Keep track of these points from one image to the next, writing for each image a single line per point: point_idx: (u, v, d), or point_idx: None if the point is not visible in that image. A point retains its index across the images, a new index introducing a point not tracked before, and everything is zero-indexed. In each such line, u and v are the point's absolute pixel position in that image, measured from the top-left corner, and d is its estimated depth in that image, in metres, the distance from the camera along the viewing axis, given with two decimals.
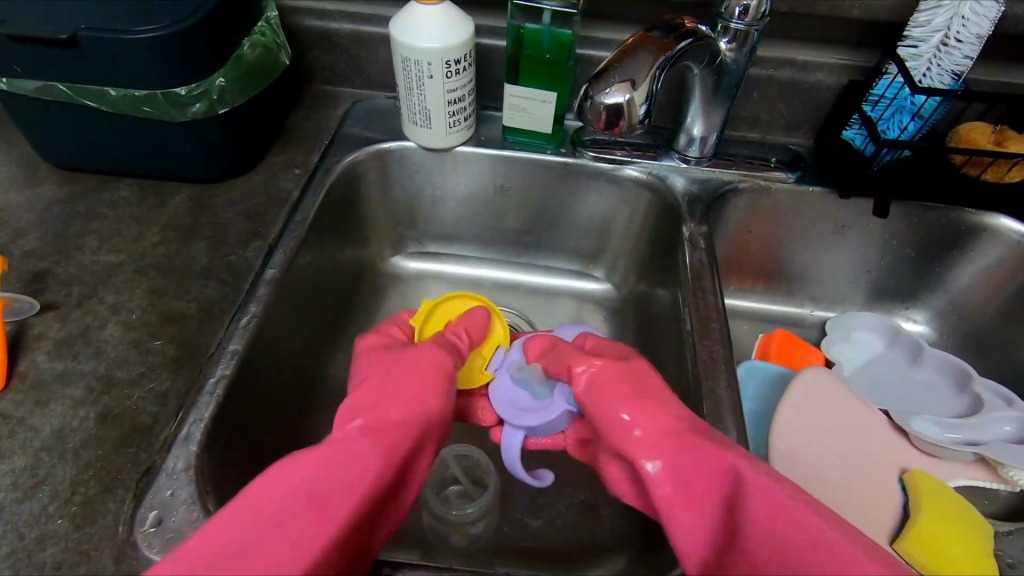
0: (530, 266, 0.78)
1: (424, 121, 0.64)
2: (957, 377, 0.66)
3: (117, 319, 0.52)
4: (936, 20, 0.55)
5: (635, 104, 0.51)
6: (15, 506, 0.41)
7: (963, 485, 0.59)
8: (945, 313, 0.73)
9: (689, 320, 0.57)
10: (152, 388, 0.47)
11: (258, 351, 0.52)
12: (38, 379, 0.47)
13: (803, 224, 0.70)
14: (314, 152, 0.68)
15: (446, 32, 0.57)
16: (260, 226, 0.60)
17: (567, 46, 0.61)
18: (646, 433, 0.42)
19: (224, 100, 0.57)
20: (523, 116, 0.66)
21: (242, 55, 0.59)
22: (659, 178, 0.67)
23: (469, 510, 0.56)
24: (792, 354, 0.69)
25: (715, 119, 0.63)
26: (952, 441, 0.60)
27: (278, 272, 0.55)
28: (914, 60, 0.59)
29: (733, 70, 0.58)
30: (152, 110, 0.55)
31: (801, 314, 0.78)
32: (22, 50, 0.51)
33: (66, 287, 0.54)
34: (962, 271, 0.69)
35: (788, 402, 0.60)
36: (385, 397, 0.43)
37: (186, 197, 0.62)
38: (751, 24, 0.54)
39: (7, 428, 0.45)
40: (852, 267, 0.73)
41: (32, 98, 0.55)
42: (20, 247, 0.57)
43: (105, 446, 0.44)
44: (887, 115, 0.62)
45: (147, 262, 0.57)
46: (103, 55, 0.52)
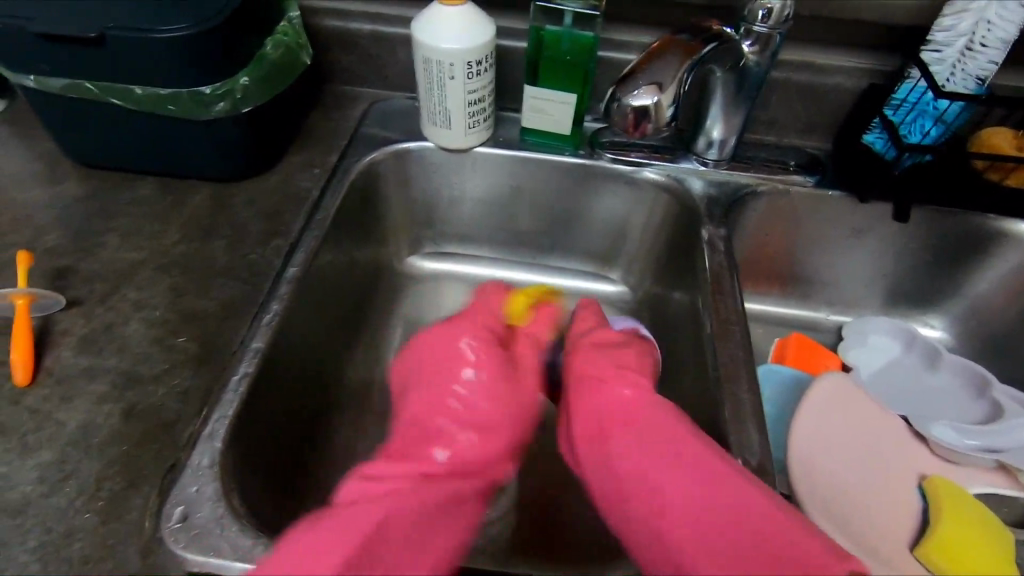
0: (546, 267, 0.78)
1: (444, 121, 0.64)
2: (974, 383, 0.66)
3: (140, 316, 0.52)
4: (960, 24, 0.55)
5: (661, 107, 0.51)
6: (42, 501, 0.41)
7: (981, 492, 0.59)
8: (963, 319, 0.72)
9: (709, 322, 0.57)
10: (175, 385, 0.48)
11: (280, 350, 0.52)
12: (63, 375, 0.48)
13: (822, 228, 0.70)
14: (334, 152, 0.69)
15: (467, 33, 0.57)
16: (280, 225, 0.60)
17: (588, 48, 0.61)
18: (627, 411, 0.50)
19: (247, 100, 0.57)
20: (541, 118, 0.66)
21: (265, 55, 0.59)
22: (677, 181, 0.67)
23: (490, 511, 0.57)
24: (809, 358, 0.69)
25: (735, 122, 0.63)
26: (971, 447, 0.60)
27: (299, 271, 0.56)
28: (937, 65, 0.58)
29: (755, 73, 0.58)
30: (176, 108, 0.55)
31: (817, 318, 0.77)
32: (50, 49, 0.52)
33: (90, 284, 0.54)
34: (982, 277, 0.69)
35: (806, 404, 0.60)
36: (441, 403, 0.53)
37: (207, 195, 0.63)
38: (773, 28, 0.54)
39: (34, 423, 0.45)
40: (869, 271, 0.73)
41: (58, 96, 0.56)
42: (44, 244, 0.57)
43: (130, 442, 0.44)
44: (909, 120, 0.62)
45: (169, 259, 0.57)
46: (129, 55, 0.52)
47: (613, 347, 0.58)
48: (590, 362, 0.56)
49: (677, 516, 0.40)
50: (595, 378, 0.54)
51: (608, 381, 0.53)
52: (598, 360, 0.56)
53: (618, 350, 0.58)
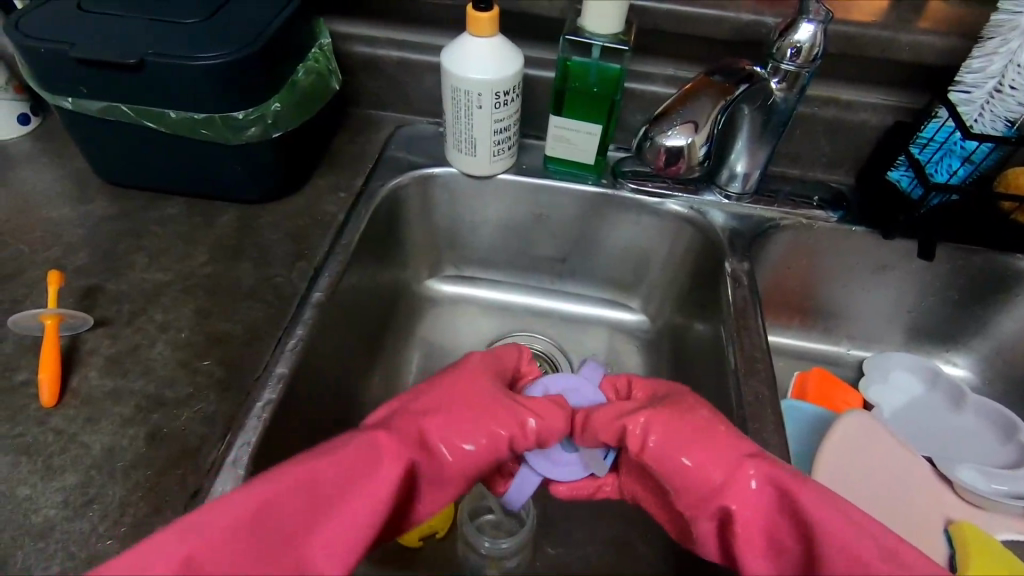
0: (565, 293, 0.78)
1: (469, 149, 0.65)
2: (1000, 426, 0.65)
3: (166, 338, 0.52)
4: (990, 67, 0.55)
5: (695, 146, 0.53)
6: (66, 525, 0.41)
7: (1010, 539, 0.58)
8: (987, 358, 0.72)
9: (732, 358, 0.56)
10: (200, 410, 0.48)
11: (302, 376, 0.52)
12: (88, 396, 0.48)
13: (845, 263, 0.69)
14: (360, 176, 0.69)
15: (496, 64, 0.58)
16: (306, 249, 0.61)
17: (614, 81, 0.61)
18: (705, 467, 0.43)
19: (278, 124, 0.58)
20: (565, 147, 0.67)
21: (296, 81, 0.60)
22: (699, 213, 0.67)
23: (505, 544, 0.56)
24: (829, 395, 0.68)
25: (760, 157, 0.63)
26: (997, 492, 0.58)
27: (324, 295, 0.56)
28: (966, 105, 0.58)
29: (782, 109, 0.58)
30: (209, 132, 0.56)
31: (838, 353, 0.77)
32: (90, 73, 0.53)
33: (117, 304, 0.55)
34: (1007, 316, 0.69)
35: (828, 446, 0.59)
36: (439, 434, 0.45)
37: (234, 217, 0.63)
38: (802, 67, 0.54)
39: (58, 444, 0.45)
40: (892, 307, 0.72)
41: (94, 118, 0.57)
42: (74, 263, 0.58)
43: (154, 467, 0.44)
44: (935, 159, 0.62)
45: (195, 281, 0.57)
46: (167, 81, 0.53)
47: (703, 425, 0.45)
48: (704, 471, 0.42)
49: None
50: (733, 467, 0.42)
51: (747, 470, 0.42)
52: (704, 447, 0.44)
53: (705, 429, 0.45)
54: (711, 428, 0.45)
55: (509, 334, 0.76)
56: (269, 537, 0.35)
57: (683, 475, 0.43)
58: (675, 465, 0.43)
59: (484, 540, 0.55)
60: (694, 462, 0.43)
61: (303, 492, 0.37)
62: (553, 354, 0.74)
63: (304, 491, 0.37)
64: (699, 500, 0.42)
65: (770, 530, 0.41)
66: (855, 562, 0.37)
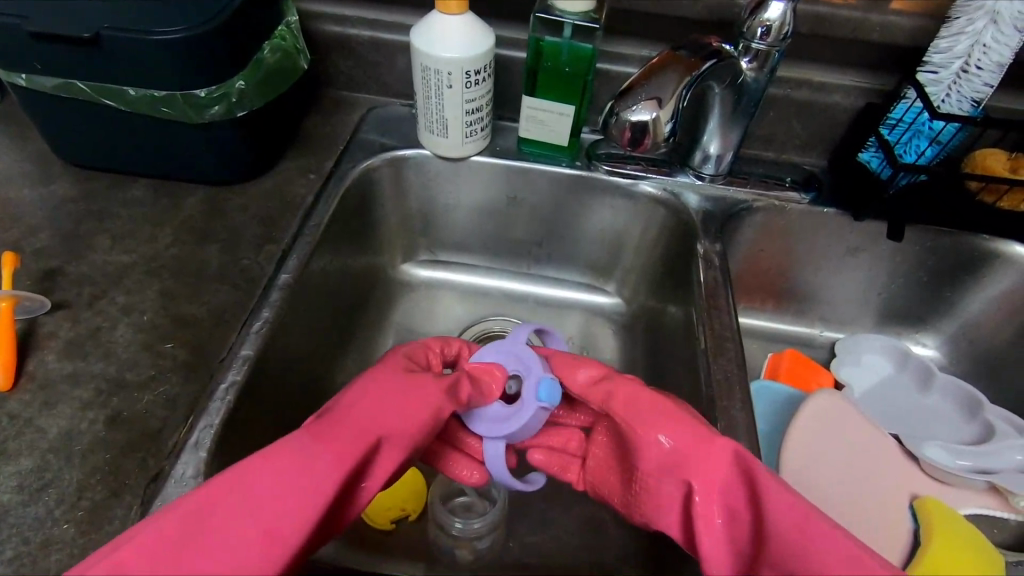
0: (542, 277, 0.78)
1: (441, 129, 0.64)
2: (966, 403, 0.66)
3: (128, 320, 0.51)
4: (957, 47, 0.56)
5: (660, 122, 0.52)
6: (21, 510, 0.40)
7: (973, 513, 0.59)
8: (954, 338, 0.73)
9: (704, 338, 0.56)
10: (162, 392, 0.47)
11: (269, 358, 0.51)
12: (46, 379, 0.47)
13: (817, 245, 0.70)
14: (330, 158, 0.68)
15: (466, 42, 0.57)
16: (274, 231, 0.60)
17: (587, 60, 0.61)
18: (660, 441, 0.43)
19: (242, 103, 0.57)
20: (539, 128, 0.66)
21: (262, 59, 0.59)
22: (673, 195, 0.67)
23: (477, 524, 0.56)
24: (801, 375, 0.69)
25: (732, 138, 0.63)
26: (961, 468, 0.59)
27: (291, 277, 0.55)
28: (933, 86, 0.59)
29: (753, 89, 0.58)
30: (171, 111, 0.55)
31: (811, 335, 0.77)
32: (44, 48, 0.51)
33: (77, 287, 0.53)
34: (974, 297, 0.70)
35: (795, 427, 0.60)
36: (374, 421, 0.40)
37: (200, 199, 0.62)
38: (772, 45, 0.54)
39: (14, 428, 0.44)
40: (863, 289, 0.73)
41: (51, 96, 0.55)
42: (33, 245, 0.56)
43: (114, 450, 0.43)
44: (904, 139, 0.62)
45: (159, 263, 0.56)
46: (123, 56, 0.51)
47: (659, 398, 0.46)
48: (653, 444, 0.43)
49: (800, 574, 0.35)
50: (688, 443, 0.42)
51: (697, 448, 0.41)
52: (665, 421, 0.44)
53: (665, 406, 0.45)
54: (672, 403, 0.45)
55: (485, 318, 0.75)
56: (193, 554, 0.31)
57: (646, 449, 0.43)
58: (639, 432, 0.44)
59: (455, 522, 0.55)
60: (660, 438, 0.43)
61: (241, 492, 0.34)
62: None
63: (238, 495, 0.33)
64: (653, 467, 0.43)
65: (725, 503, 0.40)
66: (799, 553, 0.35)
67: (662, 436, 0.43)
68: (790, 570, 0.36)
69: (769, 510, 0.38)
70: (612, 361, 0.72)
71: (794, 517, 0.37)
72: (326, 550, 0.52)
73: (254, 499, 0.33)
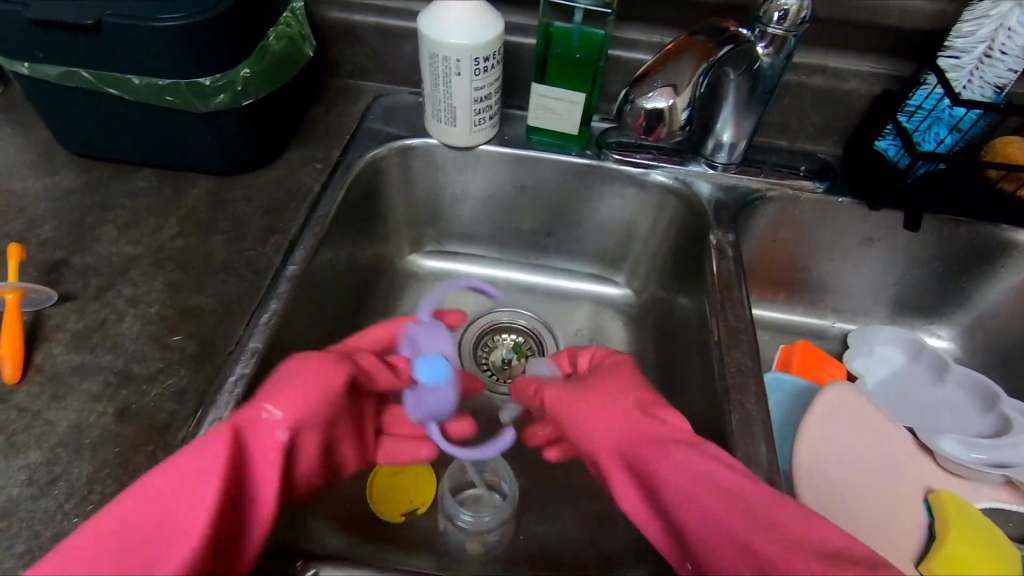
0: (550, 268, 0.77)
1: (449, 118, 0.63)
2: (982, 396, 0.65)
3: (135, 312, 0.51)
4: (980, 30, 0.54)
5: (677, 110, 0.51)
6: (31, 503, 0.40)
7: (989, 507, 0.58)
8: (970, 329, 0.72)
9: (716, 330, 0.55)
10: (170, 385, 0.46)
11: (277, 351, 0.51)
12: (54, 372, 0.47)
13: (830, 235, 0.69)
14: (337, 147, 0.67)
15: (475, 27, 0.55)
16: (281, 222, 0.59)
17: (597, 46, 0.60)
18: (591, 436, 0.49)
19: (248, 92, 0.56)
20: (548, 116, 0.65)
21: (267, 46, 0.58)
22: (685, 184, 0.66)
23: (486, 518, 0.54)
24: (813, 366, 0.68)
25: (746, 126, 0.62)
26: (977, 461, 0.59)
27: (299, 269, 0.54)
28: (955, 71, 0.57)
29: (769, 76, 0.57)
30: (176, 99, 0.54)
31: (823, 326, 0.76)
32: (46, 36, 0.50)
33: (84, 279, 0.53)
34: (991, 287, 0.68)
35: (810, 419, 0.59)
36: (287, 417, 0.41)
37: (206, 189, 0.61)
38: (789, 30, 0.53)
39: (23, 421, 0.44)
40: (877, 280, 0.72)
41: (54, 84, 0.54)
42: (38, 236, 0.56)
43: (123, 443, 0.43)
44: (924, 127, 0.61)
45: (166, 255, 0.56)
46: (127, 43, 0.50)
47: (593, 393, 0.51)
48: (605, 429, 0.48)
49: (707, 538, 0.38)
50: (618, 439, 0.47)
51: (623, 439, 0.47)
52: (615, 407, 0.49)
53: (599, 403, 0.50)
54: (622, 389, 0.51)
55: (493, 310, 0.74)
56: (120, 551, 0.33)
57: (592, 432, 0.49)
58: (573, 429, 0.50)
59: (463, 515, 0.54)
60: (588, 434, 0.49)
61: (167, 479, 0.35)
62: (538, 331, 0.73)
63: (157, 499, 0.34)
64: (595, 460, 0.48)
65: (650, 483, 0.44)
66: (703, 518, 0.38)
67: (595, 431, 0.49)
68: (699, 539, 0.38)
69: (676, 485, 0.41)
70: (622, 353, 0.71)
71: (695, 486, 0.40)
72: (336, 543, 0.52)
73: (167, 502, 0.34)
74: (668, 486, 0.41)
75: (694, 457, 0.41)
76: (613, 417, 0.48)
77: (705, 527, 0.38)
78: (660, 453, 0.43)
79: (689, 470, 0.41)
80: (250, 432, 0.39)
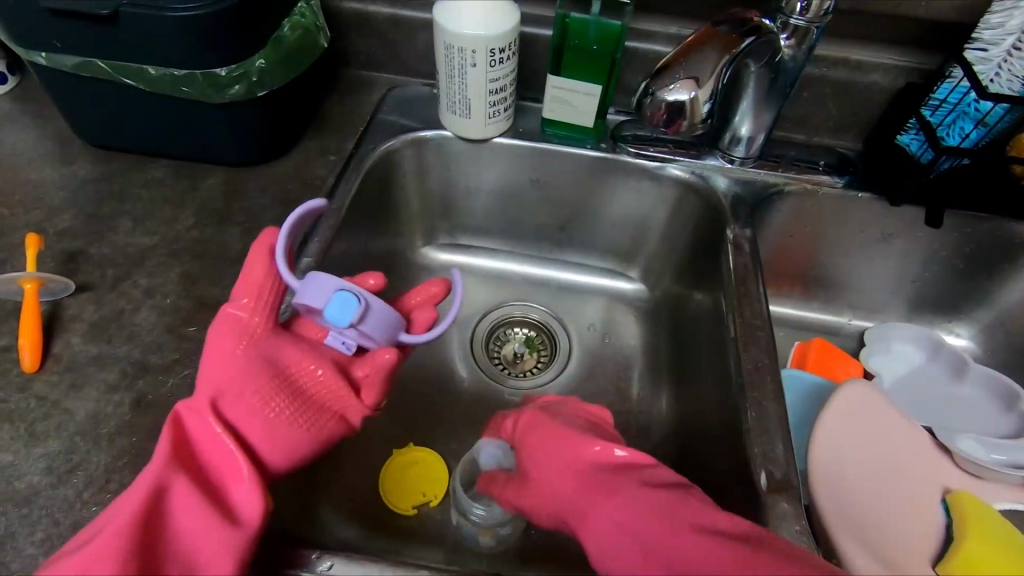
0: (563, 262, 0.76)
1: (463, 110, 0.62)
2: (1003, 396, 0.64)
3: (151, 303, 0.51)
4: (1009, 22, 0.53)
5: (698, 102, 0.50)
6: (50, 491, 0.41)
7: (1007, 508, 0.58)
8: (990, 328, 0.70)
9: (733, 327, 0.55)
10: (186, 376, 0.47)
11: None
12: (72, 361, 0.47)
13: (849, 231, 0.68)
14: (350, 139, 0.67)
15: (491, 18, 0.55)
16: (296, 214, 0.59)
17: (614, 38, 0.59)
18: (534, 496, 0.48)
19: (263, 83, 0.56)
20: (564, 109, 0.64)
21: (282, 37, 0.57)
22: (701, 178, 0.65)
23: (497, 511, 0.53)
24: (829, 363, 0.67)
25: (765, 119, 0.61)
26: (996, 462, 0.58)
27: (313, 261, 0.54)
28: (983, 64, 0.56)
29: (790, 68, 0.56)
30: (192, 90, 0.54)
31: (839, 323, 0.75)
32: (65, 26, 0.50)
33: (100, 270, 0.53)
34: (1013, 285, 0.67)
35: (826, 417, 0.58)
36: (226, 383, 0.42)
37: (221, 180, 0.61)
38: (812, 22, 0.52)
39: (42, 410, 0.44)
40: (895, 277, 0.71)
41: (71, 74, 0.54)
42: (55, 226, 0.56)
43: (140, 434, 0.43)
44: (948, 121, 0.60)
45: (181, 246, 0.56)
46: (144, 33, 0.50)
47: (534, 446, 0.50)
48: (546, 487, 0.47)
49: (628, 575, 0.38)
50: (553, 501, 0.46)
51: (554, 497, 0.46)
52: (545, 459, 0.48)
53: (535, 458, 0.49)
54: (555, 433, 0.49)
55: (506, 304, 0.74)
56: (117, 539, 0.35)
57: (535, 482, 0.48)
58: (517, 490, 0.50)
59: (475, 508, 0.54)
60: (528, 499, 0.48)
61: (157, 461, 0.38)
62: (550, 325, 0.73)
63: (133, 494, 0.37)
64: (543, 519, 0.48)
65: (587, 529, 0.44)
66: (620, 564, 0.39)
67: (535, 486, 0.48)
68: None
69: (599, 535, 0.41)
70: (635, 348, 0.71)
71: (616, 532, 0.40)
72: (349, 536, 0.52)
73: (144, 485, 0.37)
74: (589, 533, 0.42)
75: (616, 509, 0.41)
76: (548, 470, 0.47)
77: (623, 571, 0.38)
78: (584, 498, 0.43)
79: (608, 521, 0.41)
80: (223, 396, 0.41)
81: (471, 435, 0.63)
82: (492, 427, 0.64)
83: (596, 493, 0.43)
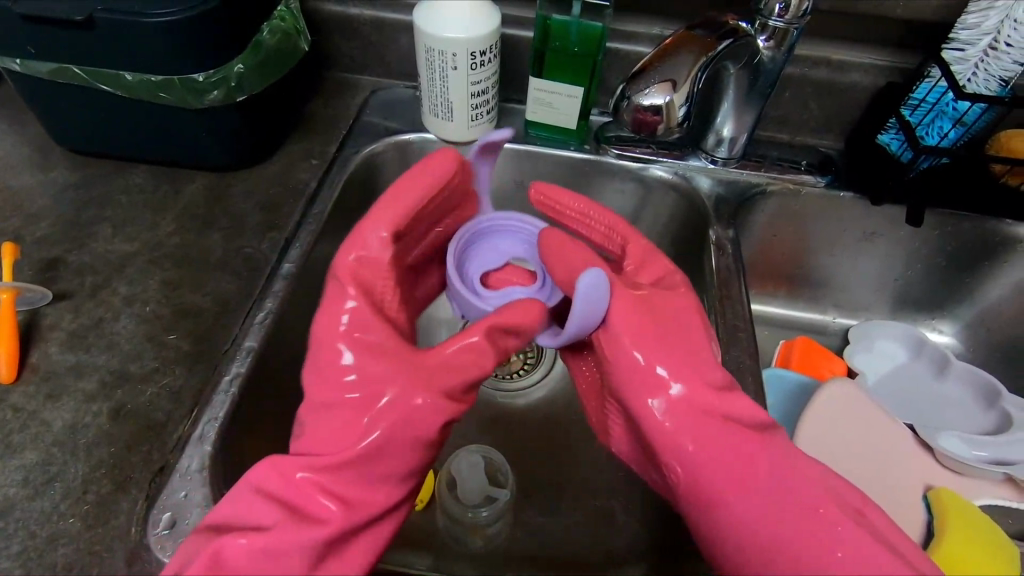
0: None
1: (445, 113, 0.62)
2: (983, 392, 0.65)
3: (131, 311, 0.51)
4: (985, 22, 0.54)
5: (674, 106, 0.50)
6: (27, 503, 0.40)
7: (986, 504, 0.58)
8: (972, 326, 0.71)
9: (715, 328, 0.55)
10: (166, 384, 0.46)
11: (275, 349, 0.50)
12: (50, 371, 0.47)
13: (831, 230, 0.68)
14: (333, 143, 0.67)
15: (470, 21, 0.55)
16: (278, 218, 0.58)
17: (596, 40, 0.59)
18: (665, 397, 0.42)
19: (242, 88, 0.55)
20: (546, 111, 0.64)
21: (261, 41, 0.57)
22: (685, 179, 0.65)
23: (485, 513, 0.55)
24: (813, 362, 0.67)
25: (747, 120, 0.61)
26: (976, 459, 0.58)
27: (294, 266, 0.54)
28: (960, 64, 0.56)
29: (770, 69, 0.56)
30: (169, 96, 0.53)
31: (824, 322, 0.76)
32: (39, 31, 0.50)
33: (79, 278, 0.53)
34: (994, 281, 0.68)
35: (808, 419, 0.58)
36: (343, 428, 0.39)
37: (201, 185, 0.61)
38: (790, 23, 0.52)
39: (18, 421, 0.44)
40: (879, 275, 0.71)
41: (46, 81, 0.54)
42: (33, 234, 0.56)
43: (119, 443, 0.43)
44: (927, 121, 0.60)
45: (161, 253, 0.55)
46: (119, 39, 0.50)
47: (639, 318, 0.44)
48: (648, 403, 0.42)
49: (775, 542, 0.39)
50: (688, 424, 0.42)
51: (682, 413, 0.42)
52: (661, 347, 0.44)
53: (654, 335, 0.44)
54: (681, 332, 0.45)
55: None
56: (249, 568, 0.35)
57: (628, 372, 0.43)
58: (625, 361, 0.43)
59: (464, 510, 0.55)
60: (647, 362, 0.43)
61: (256, 542, 0.35)
62: None
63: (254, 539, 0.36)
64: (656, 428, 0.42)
65: (720, 459, 0.41)
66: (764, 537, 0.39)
67: (656, 399, 0.42)
68: (755, 540, 0.39)
69: (755, 499, 0.40)
70: None
71: (776, 489, 0.40)
72: None
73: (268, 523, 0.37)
74: (728, 478, 0.40)
75: (780, 474, 0.41)
76: (683, 363, 0.43)
77: (767, 541, 0.39)
78: (745, 455, 0.41)
79: (769, 479, 0.41)
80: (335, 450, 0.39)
81: (458, 438, 0.63)
82: (479, 430, 0.64)
83: (745, 442, 0.42)
